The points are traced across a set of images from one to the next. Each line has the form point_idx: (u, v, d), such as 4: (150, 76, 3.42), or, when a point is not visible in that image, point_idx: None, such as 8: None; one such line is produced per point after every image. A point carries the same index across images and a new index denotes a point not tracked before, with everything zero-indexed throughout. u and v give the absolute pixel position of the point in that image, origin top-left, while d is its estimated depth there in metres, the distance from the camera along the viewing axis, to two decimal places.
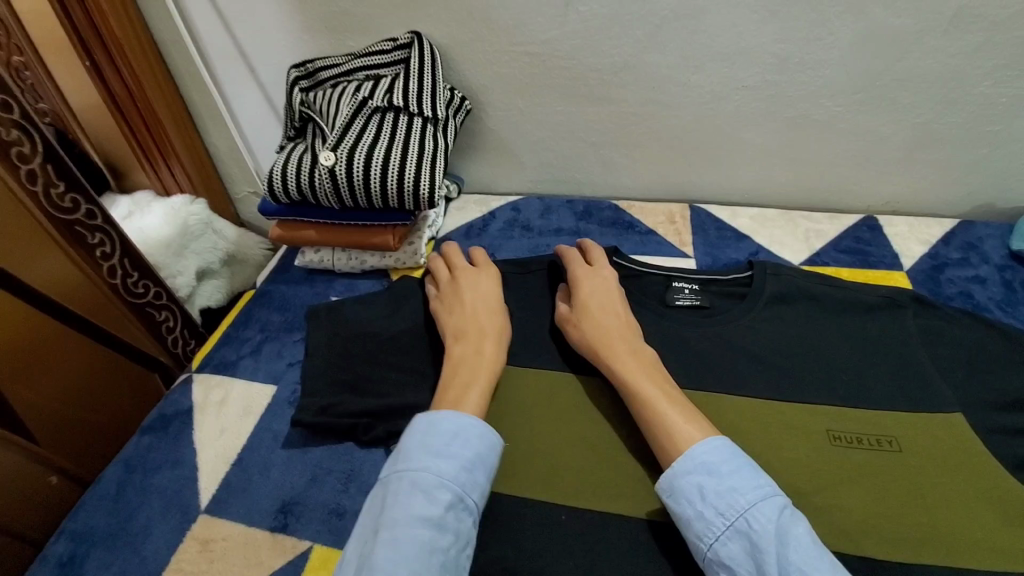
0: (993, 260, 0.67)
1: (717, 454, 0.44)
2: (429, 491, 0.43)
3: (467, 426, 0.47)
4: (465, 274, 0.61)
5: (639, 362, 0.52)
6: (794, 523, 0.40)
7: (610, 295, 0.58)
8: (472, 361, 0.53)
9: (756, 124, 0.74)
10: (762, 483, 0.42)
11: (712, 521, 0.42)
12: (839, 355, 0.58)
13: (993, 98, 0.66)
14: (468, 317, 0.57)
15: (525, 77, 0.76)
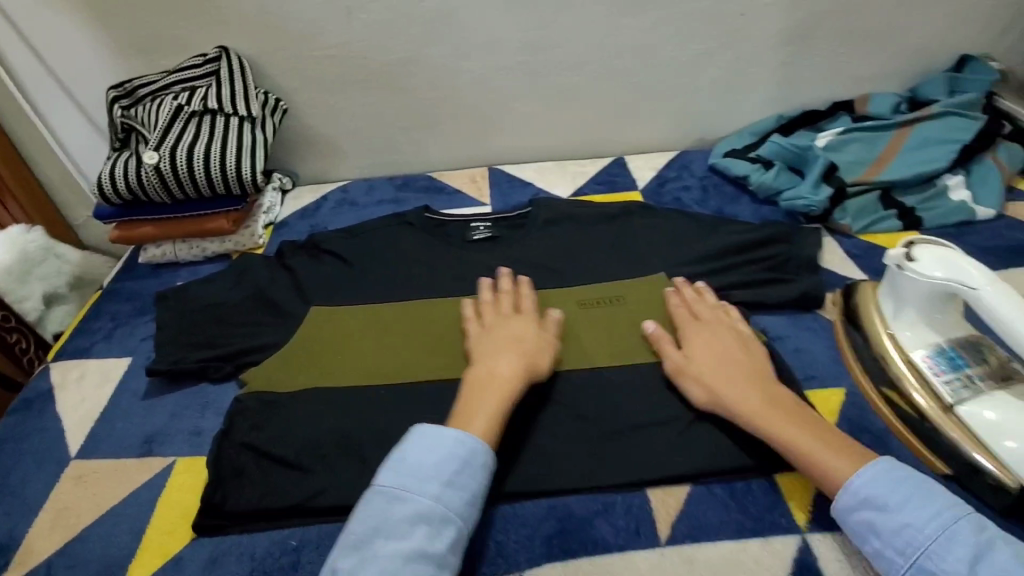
0: (698, 174, 0.92)
1: (878, 487, 0.45)
2: (434, 524, 0.45)
3: (475, 450, 0.49)
4: (497, 316, 0.62)
5: (790, 416, 0.50)
6: (993, 553, 0.40)
7: (741, 351, 0.57)
8: (487, 381, 0.54)
9: (523, 95, 0.93)
10: (936, 509, 0.43)
11: (893, 559, 0.43)
12: (590, 250, 0.77)
13: (677, 57, 0.91)
14: (495, 344, 0.58)
15: (330, 77, 0.90)
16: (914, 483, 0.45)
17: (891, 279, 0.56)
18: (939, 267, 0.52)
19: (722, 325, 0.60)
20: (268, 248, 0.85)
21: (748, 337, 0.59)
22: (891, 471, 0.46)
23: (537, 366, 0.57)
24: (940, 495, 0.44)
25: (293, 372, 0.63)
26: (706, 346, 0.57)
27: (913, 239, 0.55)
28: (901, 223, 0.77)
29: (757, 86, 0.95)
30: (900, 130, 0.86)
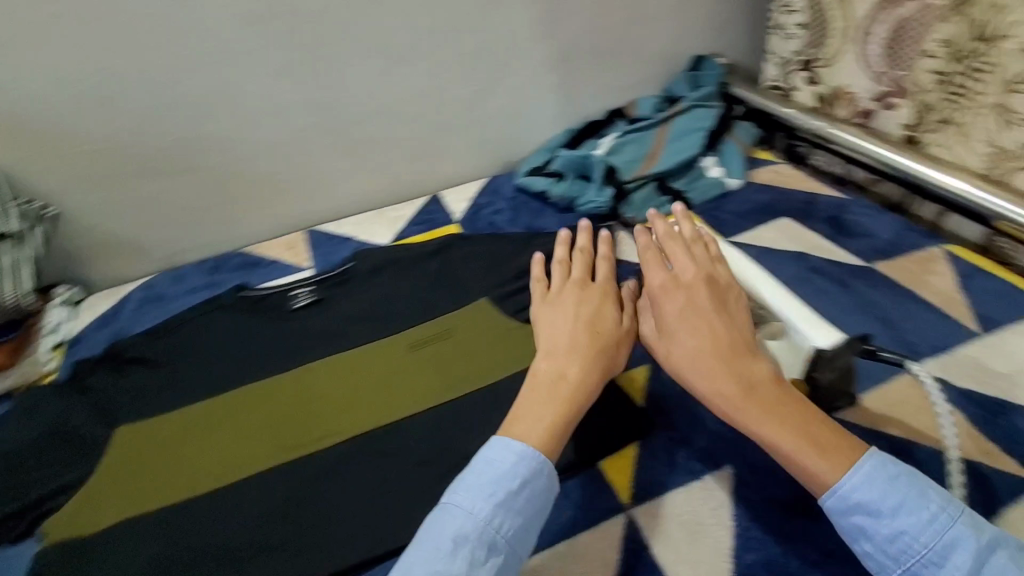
0: (507, 195, 0.97)
1: (872, 492, 0.41)
2: (484, 549, 0.42)
3: (538, 470, 0.46)
4: (570, 290, 0.61)
5: (770, 407, 0.45)
6: (992, 558, 0.38)
7: (727, 331, 0.49)
8: (557, 382, 0.51)
9: (322, 153, 0.93)
10: (930, 511, 0.40)
11: (884, 561, 0.41)
12: (414, 292, 0.79)
13: (462, 94, 0.97)
14: (567, 334, 0.55)
15: (102, 172, 0.83)
16: (909, 484, 0.41)
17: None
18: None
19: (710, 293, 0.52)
20: (61, 373, 0.76)
21: (742, 308, 0.52)
22: (883, 470, 0.42)
23: (612, 363, 0.54)
24: (934, 495, 0.41)
25: (114, 505, 0.59)
26: (682, 317, 0.51)
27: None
28: (674, 205, 0.89)
29: (540, 108, 1.04)
30: (661, 126, 0.99)
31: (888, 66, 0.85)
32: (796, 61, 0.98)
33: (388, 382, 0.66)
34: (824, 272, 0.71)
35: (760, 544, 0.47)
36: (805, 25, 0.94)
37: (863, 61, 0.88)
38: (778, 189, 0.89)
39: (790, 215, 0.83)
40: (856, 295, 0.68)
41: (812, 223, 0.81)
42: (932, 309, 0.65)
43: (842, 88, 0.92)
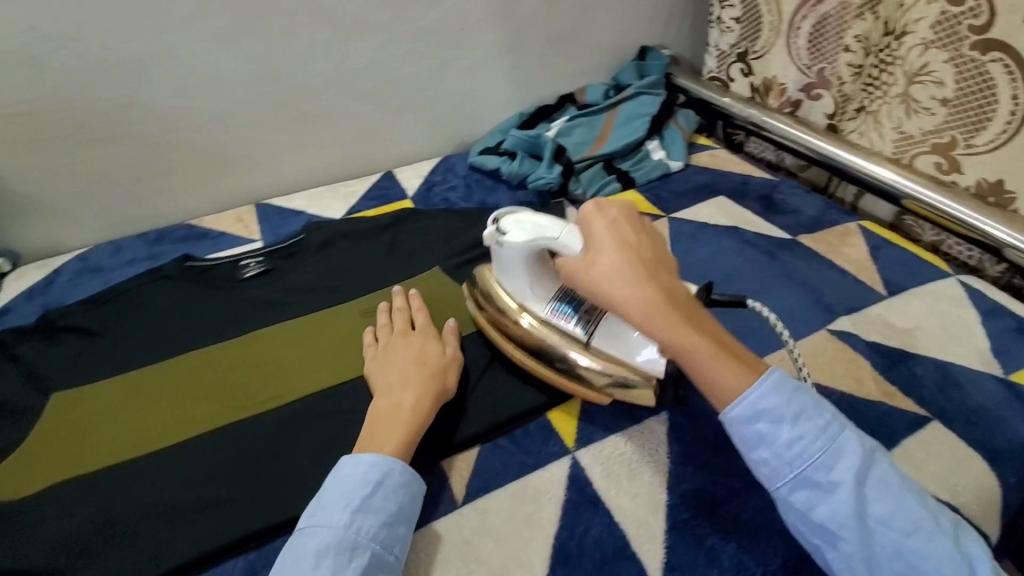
0: (460, 173, 0.99)
1: (775, 399, 0.43)
2: (343, 554, 0.41)
3: (389, 471, 0.46)
4: (396, 340, 0.59)
5: (686, 317, 0.47)
6: (874, 467, 0.43)
7: (651, 254, 0.51)
8: (395, 414, 0.51)
9: (270, 126, 0.92)
10: (825, 420, 0.43)
11: (779, 467, 0.43)
12: (366, 261, 0.79)
13: (415, 72, 0.98)
14: (395, 372, 0.55)
15: (25, 137, 0.78)
16: (806, 394, 0.44)
17: (499, 261, 0.59)
18: (526, 233, 0.56)
19: (633, 224, 0.52)
20: None
21: (658, 236, 0.53)
22: (782, 382, 0.44)
23: (444, 388, 0.54)
24: (827, 408, 0.44)
25: (31, 474, 0.53)
26: (619, 247, 0.50)
27: (499, 215, 0.59)
28: (619, 184, 0.93)
29: (492, 91, 1.07)
30: (609, 112, 1.03)
31: (813, 59, 0.92)
32: (733, 53, 1.04)
33: (333, 349, 0.65)
34: (754, 244, 0.77)
35: (692, 476, 0.50)
36: (740, 19, 1.01)
37: (792, 53, 0.95)
38: (717, 171, 0.95)
39: (725, 195, 0.89)
40: (781, 263, 0.74)
41: (744, 201, 0.87)
42: (846, 275, 0.72)
43: (773, 79, 0.99)
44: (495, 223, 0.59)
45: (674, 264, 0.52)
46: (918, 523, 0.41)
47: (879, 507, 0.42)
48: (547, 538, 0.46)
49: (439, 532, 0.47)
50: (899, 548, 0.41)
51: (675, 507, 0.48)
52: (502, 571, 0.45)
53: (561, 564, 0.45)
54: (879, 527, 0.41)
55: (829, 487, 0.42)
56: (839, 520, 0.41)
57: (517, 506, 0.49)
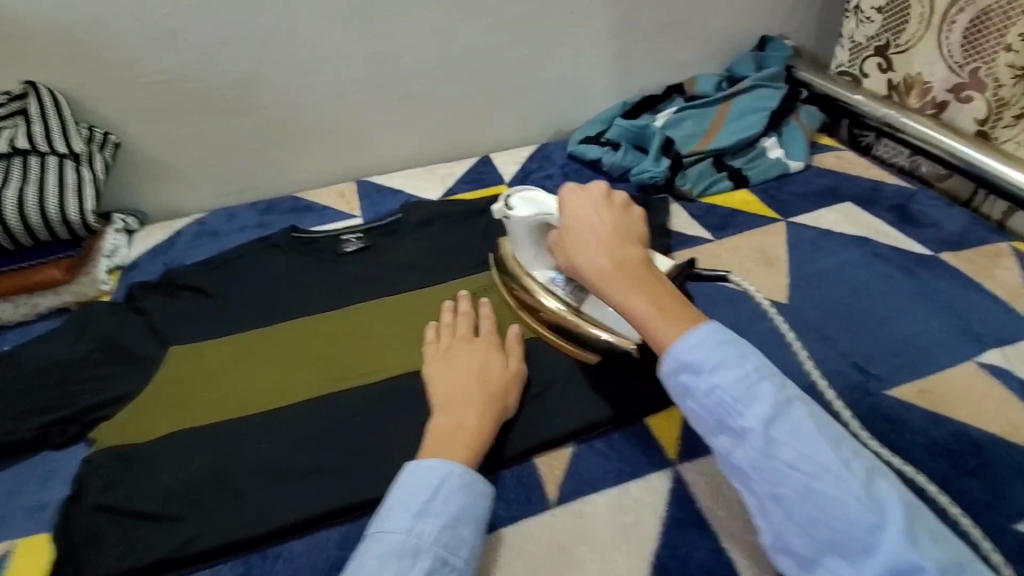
0: (558, 162, 0.96)
1: (696, 351, 0.40)
2: (406, 558, 0.38)
3: (448, 475, 0.43)
4: (460, 345, 0.56)
5: (630, 282, 0.45)
6: (789, 411, 0.37)
7: (616, 226, 0.50)
8: (458, 432, 0.47)
9: (378, 105, 0.93)
10: (746, 369, 0.39)
11: (704, 418, 0.40)
12: (462, 245, 0.79)
13: (521, 57, 0.96)
14: (455, 386, 0.51)
15: (162, 105, 0.84)
16: (732, 345, 0.40)
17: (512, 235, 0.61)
18: (534, 208, 0.57)
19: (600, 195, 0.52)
20: (115, 294, 0.77)
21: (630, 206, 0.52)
22: (711, 333, 0.41)
23: (503, 407, 0.51)
24: (753, 356, 0.39)
25: (152, 420, 0.57)
26: (583, 221, 0.50)
27: (508, 192, 0.61)
28: (731, 182, 0.87)
29: (596, 79, 1.03)
30: (723, 105, 0.97)
31: (968, 58, 0.81)
32: (870, 46, 0.94)
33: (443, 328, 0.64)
34: (887, 258, 0.70)
35: None
36: (882, 9, 0.91)
37: (942, 49, 0.84)
38: (842, 175, 0.87)
39: (852, 201, 0.81)
40: (919, 282, 0.66)
41: (874, 210, 0.79)
42: (1000, 301, 0.63)
43: (916, 76, 0.88)
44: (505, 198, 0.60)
45: (639, 232, 0.51)
46: (824, 467, 0.35)
47: (790, 449, 0.36)
48: (645, 552, 0.43)
49: (531, 530, 0.45)
50: (807, 493, 0.35)
51: None
52: None
53: None
54: (788, 470, 0.36)
55: (740, 433, 0.37)
56: (754, 464, 0.37)
57: (616, 515, 0.46)
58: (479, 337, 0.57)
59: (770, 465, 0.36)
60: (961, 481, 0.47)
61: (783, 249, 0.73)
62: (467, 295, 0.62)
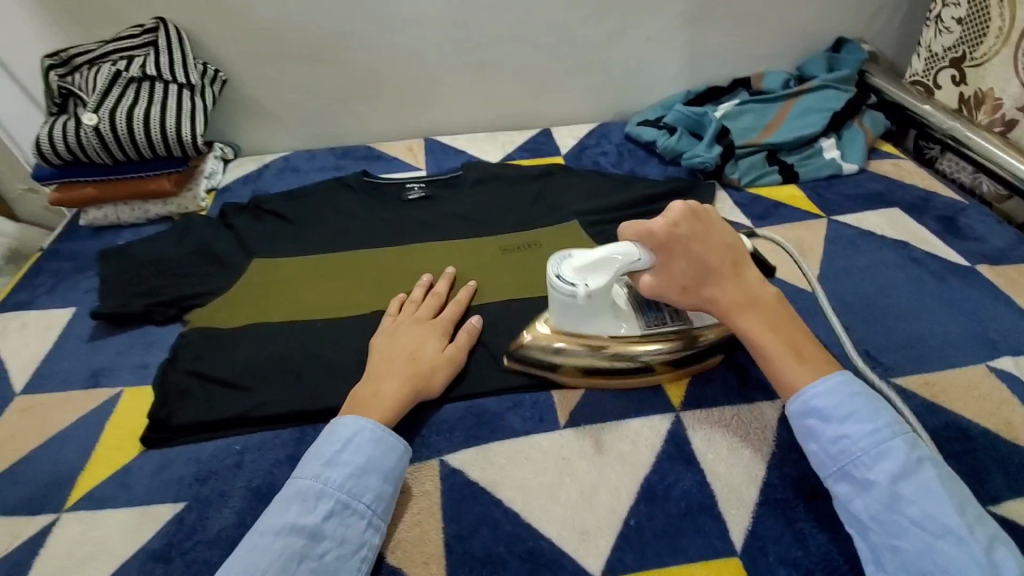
0: (614, 141, 1.01)
1: (830, 399, 0.46)
2: (309, 501, 0.44)
3: (361, 430, 0.48)
4: (409, 322, 0.59)
5: (769, 322, 0.50)
6: (919, 471, 0.42)
7: (729, 260, 0.52)
8: (372, 400, 0.51)
9: (453, 70, 1.00)
10: (877, 426, 0.45)
11: (826, 459, 0.46)
12: (513, 203, 0.85)
13: (593, 35, 1.00)
14: (387, 359, 0.54)
15: (265, 49, 0.94)
16: (866, 400, 0.46)
17: (570, 310, 0.53)
18: (601, 270, 0.51)
19: (696, 220, 0.51)
20: (210, 210, 0.89)
21: (719, 226, 0.53)
22: (841, 382, 0.47)
23: (427, 385, 0.54)
24: (885, 413, 0.45)
25: (234, 312, 0.67)
26: (703, 258, 0.51)
27: (555, 270, 0.53)
28: (780, 177, 0.89)
29: (663, 65, 1.06)
30: (785, 102, 0.98)
31: None
32: (946, 58, 0.93)
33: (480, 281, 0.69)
34: (921, 263, 0.71)
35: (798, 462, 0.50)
36: (962, 20, 0.89)
37: (1016, 65, 0.82)
38: (895, 182, 0.88)
39: (901, 207, 0.82)
40: (949, 288, 0.67)
41: (921, 218, 0.80)
42: None
43: (988, 92, 0.87)
44: (557, 277, 0.52)
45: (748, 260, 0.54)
46: (948, 528, 0.40)
47: (916, 507, 0.41)
48: (637, 475, 0.50)
49: (540, 443, 0.52)
50: (927, 549, 0.40)
51: (772, 486, 0.48)
52: (591, 490, 0.49)
53: (646, 501, 0.48)
54: (909, 525, 0.41)
55: (865, 484, 0.43)
56: (876, 515, 0.42)
57: (616, 443, 0.52)
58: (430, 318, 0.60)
59: (893, 518, 0.41)
60: (942, 463, 0.51)
61: (819, 243, 0.76)
62: (445, 275, 0.66)
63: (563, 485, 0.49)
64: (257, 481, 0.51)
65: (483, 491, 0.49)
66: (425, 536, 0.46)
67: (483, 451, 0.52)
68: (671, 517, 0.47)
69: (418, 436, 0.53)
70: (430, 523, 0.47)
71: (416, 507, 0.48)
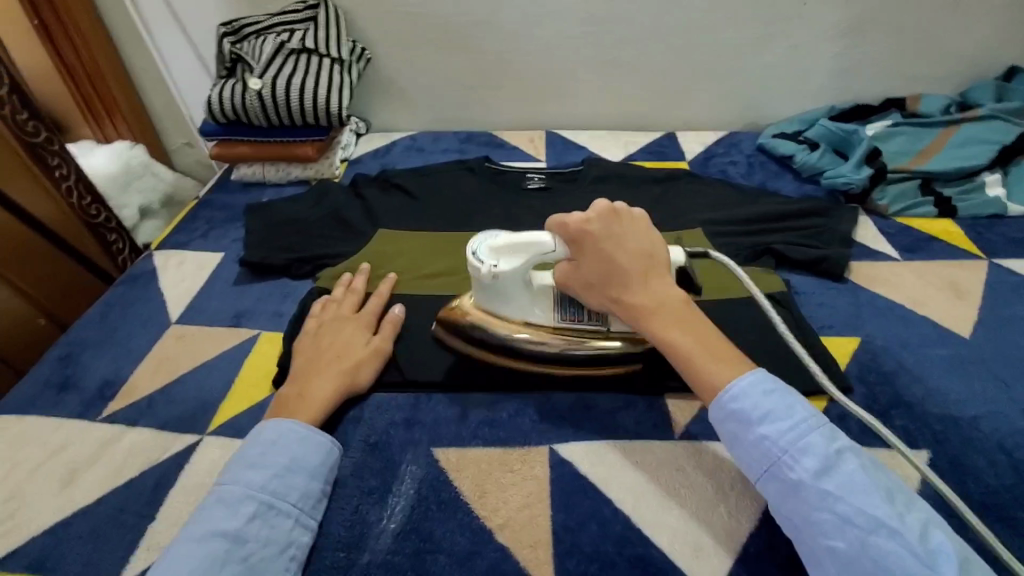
0: (745, 151, 0.96)
1: (746, 402, 0.43)
2: (232, 504, 0.43)
3: (283, 431, 0.47)
4: (329, 322, 0.58)
5: (678, 322, 0.47)
6: (841, 465, 0.40)
7: (643, 260, 0.49)
8: (296, 403, 0.51)
9: (585, 65, 1.00)
10: (795, 421, 0.42)
11: (752, 464, 0.43)
12: (633, 203, 0.83)
13: (737, 40, 0.96)
14: (309, 360, 0.54)
15: (410, 32, 0.98)
16: (782, 396, 0.43)
17: (485, 291, 0.54)
18: (514, 255, 0.52)
19: (614, 221, 0.49)
20: (343, 178, 0.95)
21: (644, 228, 0.51)
22: (759, 381, 0.44)
23: (356, 381, 0.54)
24: (802, 407, 0.43)
25: (362, 276, 0.70)
26: (614, 259, 0.49)
27: (473, 248, 0.54)
28: (936, 210, 0.81)
29: (808, 76, 0.99)
30: (945, 129, 0.90)
31: None
32: None
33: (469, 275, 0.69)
34: None
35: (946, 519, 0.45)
36: None
37: None
38: None
39: None
40: None
41: None
42: None
43: None
44: (473, 256, 0.53)
45: (665, 257, 0.50)
46: (879, 521, 0.38)
47: (845, 502, 0.39)
48: (758, 501, 0.47)
49: (655, 449, 0.51)
50: (862, 545, 0.38)
51: None
52: (706, 506, 0.47)
53: (768, 530, 0.45)
54: (842, 521, 0.39)
55: (792, 485, 0.41)
56: (809, 518, 0.40)
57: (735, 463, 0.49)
58: (349, 314, 0.60)
59: (820, 513, 0.39)
60: None
61: (979, 286, 0.69)
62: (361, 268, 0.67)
63: (677, 496, 0.47)
64: (374, 436, 0.53)
65: (592, 487, 0.48)
66: (533, 520, 0.46)
67: (595, 447, 0.51)
68: (794, 552, 0.44)
69: (530, 420, 0.53)
70: (539, 510, 0.47)
71: (526, 491, 0.48)
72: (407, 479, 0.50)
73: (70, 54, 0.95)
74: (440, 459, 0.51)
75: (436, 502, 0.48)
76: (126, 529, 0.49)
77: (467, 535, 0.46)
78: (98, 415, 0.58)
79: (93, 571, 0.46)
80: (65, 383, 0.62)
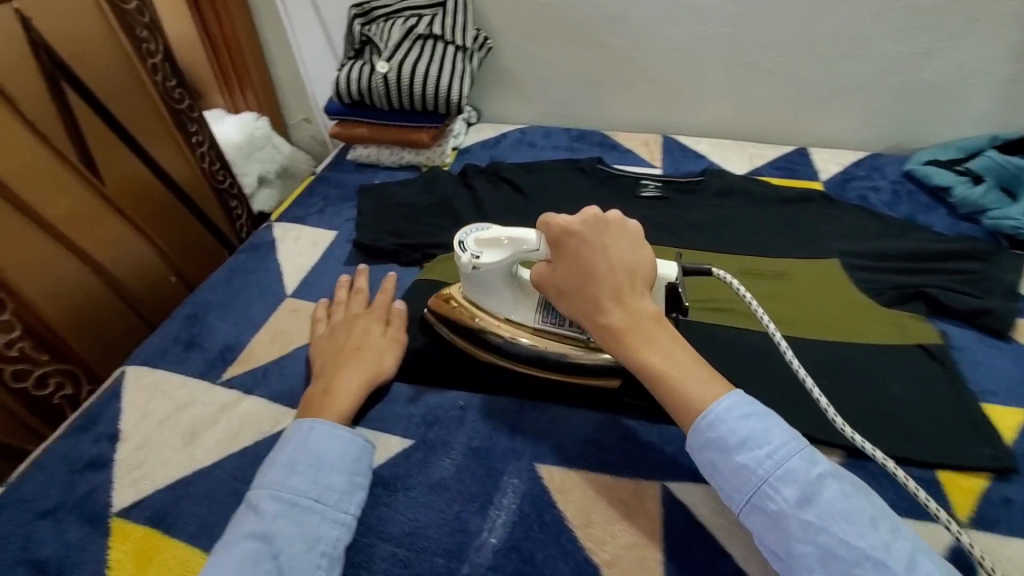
0: (890, 177, 0.87)
1: (724, 429, 0.40)
2: (258, 506, 0.42)
3: (308, 429, 0.46)
4: (345, 321, 0.59)
5: (649, 340, 0.44)
6: (823, 492, 0.38)
7: (619, 272, 0.46)
8: (325, 400, 0.50)
9: (717, 68, 0.93)
10: (775, 446, 0.39)
11: (732, 495, 0.40)
12: (760, 222, 0.77)
13: (897, 53, 0.86)
14: (327, 359, 0.54)
15: (536, 23, 0.96)
16: (762, 419, 0.40)
17: (468, 280, 0.55)
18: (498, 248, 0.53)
19: (596, 228, 0.47)
20: (453, 167, 0.94)
21: (631, 240, 0.47)
22: (738, 412, 0.40)
23: (379, 370, 0.54)
24: (782, 429, 0.40)
25: None
26: (588, 267, 0.46)
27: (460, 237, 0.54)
28: None
29: (979, 98, 0.87)
30: None
31: None
32: None
33: None
34: None
35: None
36: None
37: None
38: None
39: None
40: None
41: None
42: None
43: None
44: (459, 245, 0.54)
45: (648, 274, 0.47)
46: (865, 554, 0.35)
47: (828, 533, 0.36)
48: None
49: None
50: None
51: None
52: None
53: None
54: (825, 553, 0.36)
55: (773, 516, 0.38)
56: (792, 551, 0.37)
57: None
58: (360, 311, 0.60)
59: (801, 545, 0.37)
60: None
61: None
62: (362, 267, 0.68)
63: None
64: (477, 442, 0.51)
65: (709, 536, 0.44)
66: (643, 562, 0.43)
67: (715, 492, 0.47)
68: None
69: (641, 449, 0.50)
70: (650, 551, 0.44)
71: (636, 526, 0.45)
72: (509, 492, 0.48)
73: (214, 27, 1.00)
74: (545, 477, 0.49)
75: (540, 522, 0.46)
76: (239, 495, 0.50)
77: (571, 564, 0.43)
78: (219, 377, 0.61)
79: (208, 533, 0.48)
80: (191, 341, 0.65)
